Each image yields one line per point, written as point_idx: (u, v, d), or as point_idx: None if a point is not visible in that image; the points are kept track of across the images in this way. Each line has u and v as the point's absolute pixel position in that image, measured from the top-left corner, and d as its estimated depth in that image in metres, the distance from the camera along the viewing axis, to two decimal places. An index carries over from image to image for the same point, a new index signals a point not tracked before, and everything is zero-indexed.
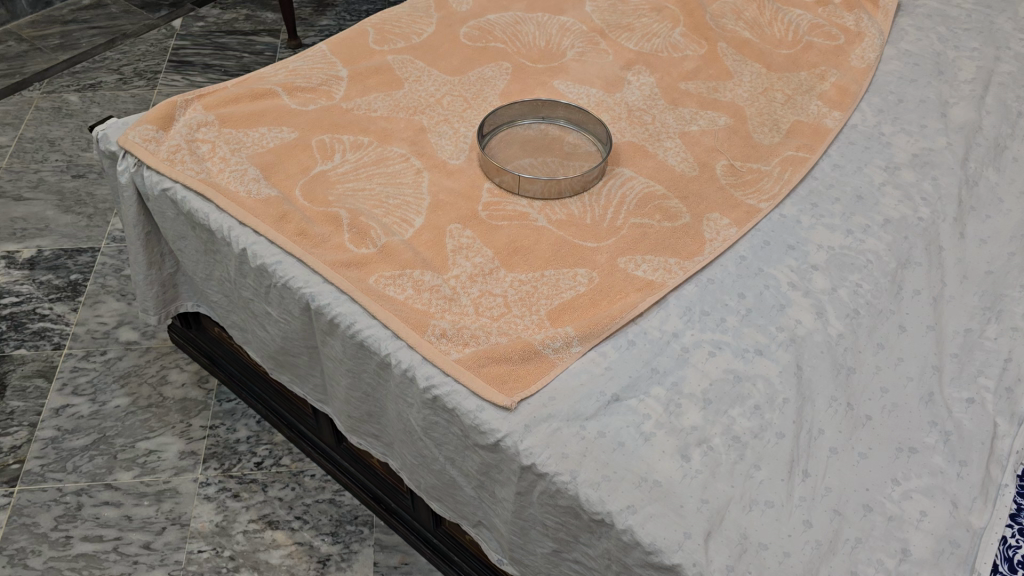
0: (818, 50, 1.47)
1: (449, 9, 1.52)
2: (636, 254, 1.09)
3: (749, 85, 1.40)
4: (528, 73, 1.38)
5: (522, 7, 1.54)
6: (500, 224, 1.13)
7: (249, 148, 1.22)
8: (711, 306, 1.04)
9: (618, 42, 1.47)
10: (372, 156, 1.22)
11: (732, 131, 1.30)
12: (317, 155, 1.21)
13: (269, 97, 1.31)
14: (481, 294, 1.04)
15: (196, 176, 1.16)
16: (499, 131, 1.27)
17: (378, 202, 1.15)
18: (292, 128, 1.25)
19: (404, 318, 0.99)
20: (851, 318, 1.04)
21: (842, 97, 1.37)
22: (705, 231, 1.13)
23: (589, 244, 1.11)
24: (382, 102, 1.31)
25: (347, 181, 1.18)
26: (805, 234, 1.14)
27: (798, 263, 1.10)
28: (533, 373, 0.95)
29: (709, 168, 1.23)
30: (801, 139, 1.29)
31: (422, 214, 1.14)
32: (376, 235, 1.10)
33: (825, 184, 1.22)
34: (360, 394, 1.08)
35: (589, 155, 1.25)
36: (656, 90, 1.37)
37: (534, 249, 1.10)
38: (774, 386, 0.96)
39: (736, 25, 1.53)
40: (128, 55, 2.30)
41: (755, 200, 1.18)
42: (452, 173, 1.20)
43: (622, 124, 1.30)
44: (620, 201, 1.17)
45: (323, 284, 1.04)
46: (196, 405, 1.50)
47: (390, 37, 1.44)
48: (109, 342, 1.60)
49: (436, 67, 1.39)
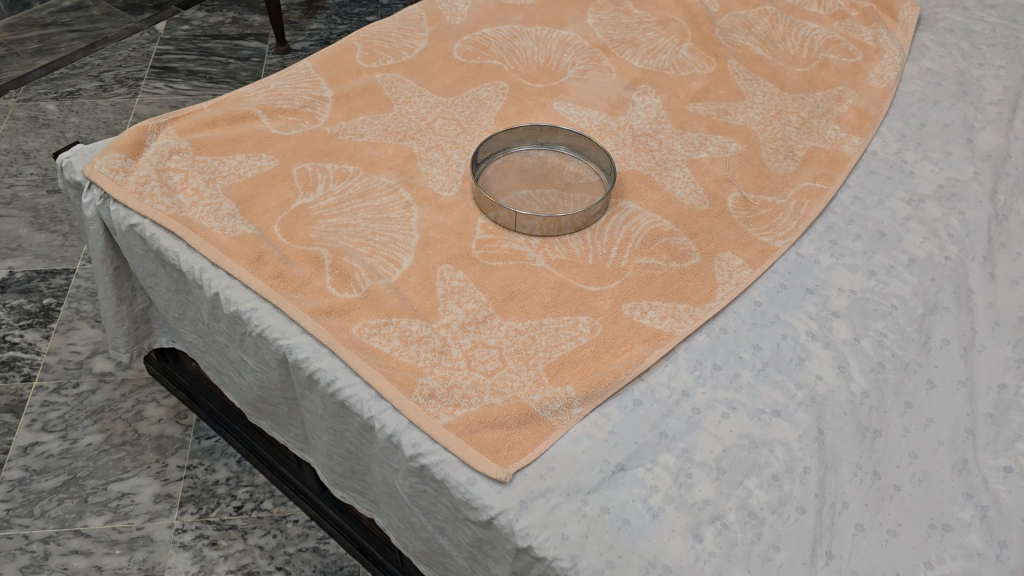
0: (834, 68, 1.38)
1: (441, 22, 1.43)
2: (642, 299, 1.01)
3: (762, 106, 1.31)
4: (526, 94, 1.30)
5: (520, 20, 1.45)
6: (495, 265, 1.04)
7: (225, 178, 1.13)
8: (724, 360, 0.96)
9: (622, 59, 1.38)
10: (357, 188, 1.13)
11: (743, 159, 1.21)
12: (298, 186, 1.12)
13: (248, 119, 1.22)
14: (474, 345, 0.95)
15: (166, 211, 1.07)
16: (495, 159, 1.19)
17: (363, 239, 1.06)
18: (272, 156, 1.17)
19: (389, 375, 0.91)
20: (875, 373, 0.95)
21: (861, 120, 1.28)
22: (717, 273, 1.04)
23: (591, 287, 1.02)
24: (369, 125, 1.22)
25: (329, 215, 1.09)
26: (824, 276, 1.06)
27: (817, 309, 1.02)
28: (530, 440, 0.86)
29: (720, 201, 1.14)
30: (818, 169, 1.20)
31: (410, 254, 1.05)
32: (360, 278, 1.01)
33: (844, 219, 1.13)
34: (343, 450, 1.00)
35: (590, 184, 1.16)
36: (662, 112, 1.28)
37: (532, 293, 1.01)
38: (794, 453, 0.88)
39: (746, 40, 1.44)
40: (109, 60, 2.21)
41: (771, 237, 1.09)
42: (444, 207, 1.11)
43: (626, 150, 1.21)
44: (625, 238, 1.08)
45: (302, 335, 0.96)
46: (173, 443, 1.42)
47: (378, 54, 1.35)
48: (82, 373, 1.51)
49: (427, 87, 1.30)
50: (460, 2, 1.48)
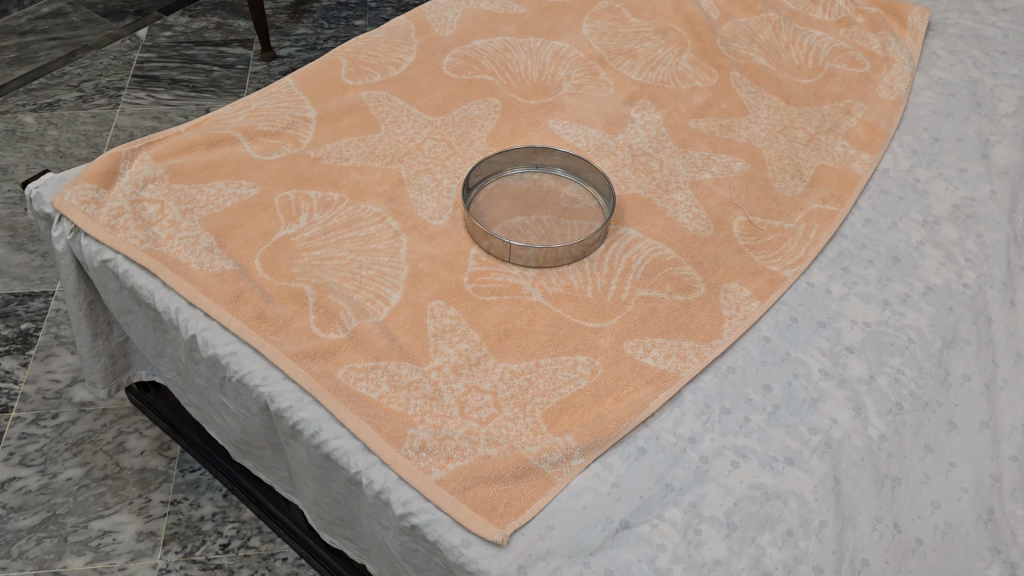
0: (841, 79, 1.33)
1: (430, 34, 1.37)
2: (645, 336, 0.95)
3: (767, 122, 1.25)
4: (520, 111, 1.24)
5: (512, 31, 1.39)
6: (488, 300, 0.98)
7: (203, 208, 1.07)
8: (733, 402, 0.90)
9: (619, 71, 1.32)
10: (342, 217, 1.07)
11: (749, 179, 1.15)
12: (279, 216, 1.06)
13: (227, 143, 1.16)
14: (467, 390, 0.89)
15: (140, 246, 1.01)
16: (488, 182, 1.13)
17: (349, 273, 1.00)
18: (253, 183, 1.11)
19: (377, 426, 0.85)
20: (893, 415, 0.90)
21: (871, 136, 1.23)
22: (723, 306, 0.99)
23: (591, 323, 0.96)
24: (355, 148, 1.16)
25: (314, 247, 1.03)
26: (836, 308, 1.00)
27: (830, 344, 0.96)
28: (528, 495, 0.81)
29: (725, 226, 1.09)
30: (827, 189, 1.14)
31: (399, 288, 0.99)
32: (346, 317, 0.95)
33: (856, 243, 1.08)
34: (330, 500, 0.94)
35: (588, 209, 1.10)
36: (663, 130, 1.22)
37: (528, 330, 0.95)
38: (809, 505, 0.82)
39: (749, 49, 1.38)
40: (89, 70, 2.14)
41: (779, 266, 1.04)
42: (435, 237, 1.05)
43: (625, 171, 1.15)
44: (625, 269, 1.03)
45: (284, 381, 0.90)
46: (156, 477, 1.36)
47: (364, 70, 1.29)
48: (61, 403, 1.45)
49: (416, 105, 1.24)
50: (450, 13, 1.41)
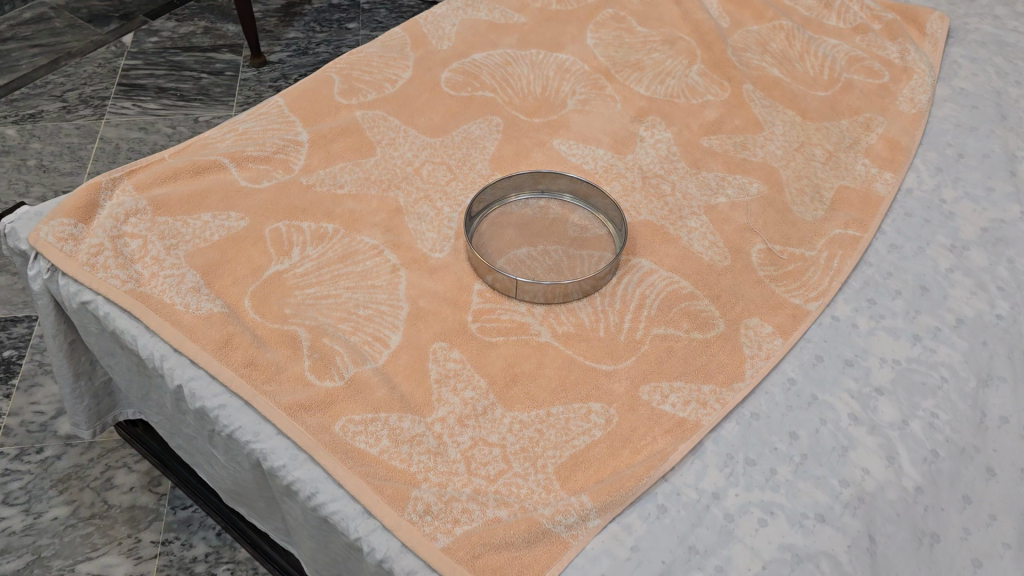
0: (859, 91, 1.26)
1: (426, 46, 1.30)
2: (662, 379, 0.89)
3: (783, 138, 1.19)
4: (523, 130, 1.17)
5: (513, 42, 1.32)
6: (494, 341, 0.92)
7: (189, 243, 1.00)
8: (758, 453, 0.84)
9: (626, 85, 1.26)
10: (337, 251, 1.01)
11: (766, 202, 1.09)
12: (270, 251, 1.00)
13: (213, 169, 1.09)
14: (474, 444, 0.84)
15: (122, 286, 0.94)
16: (491, 211, 1.07)
17: (345, 313, 0.94)
18: (242, 213, 1.04)
19: (378, 487, 0.79)
20: (928, 464, 0.85)
21: (892, 153, 1.17)
22: (744, 344, 0.93)
23: (604, 366, 0.90)
24: (349, 173, 1.10)
25: (308, 285, 0.97)
26: (863, 344, 0.94)
27: (858, 386, 0.90)
28: (542, 563, 0.75)
29: (743, 255, 1.03)
30: (849, 212, 1.08)
31: (399, 329, 0.93)
32: (343, 363, 0.89)
33: (881, 271, 1.02)
34: (328, 558, 0.88)
35: (597, 238, 1.04)
36: (674, 148, 1.16)
37: (537, 375, 0.89)
38: (843, 567, 0.77)
39: (761, 60, 1.31)
40: (73, 78, 2.07)
41: (802, 298, 0.98)
42: (436, 271, 0.99)
43: (636, 196, 1.09)
44: (639, 304, 0.97)
45: (276, 437, 0.84)
46: (147, 515, 1.29)
47: (358, 87, 1.22)
48: (46, 436, 1.38)
49: (414, 125, 1.17)
50: (447, 24, 1.35)
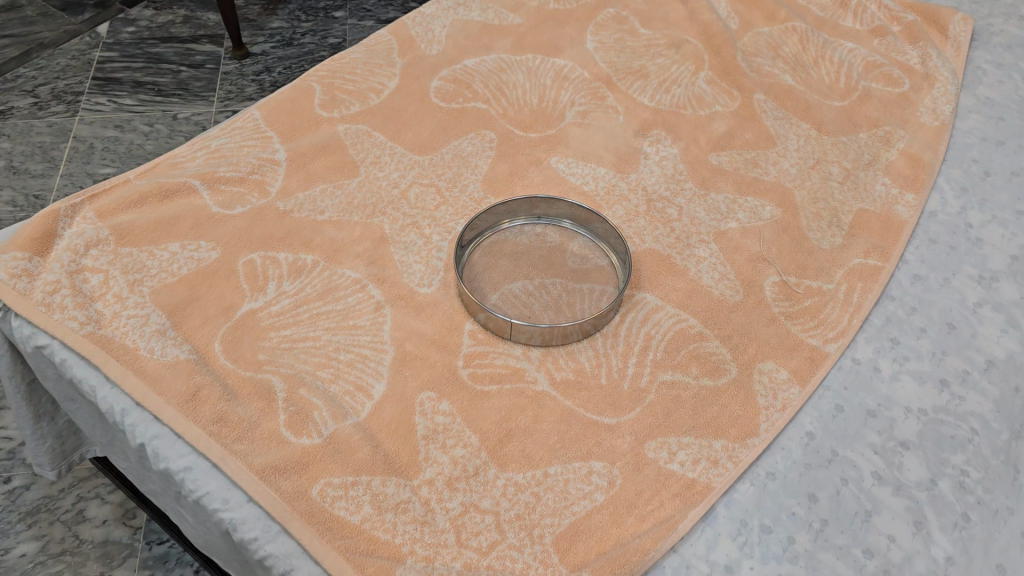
0: (878, 101, 1.18)
1: (414, 51, 1.21)
2: (669, 434, 0.82)
3: (797, 155, 1.10)
4: (518, 147, 1.09)
5: (508, 46, 1.23)
6: (487, 391, 0.85)
7: (154, 277, 0.92)
8: (774, 518, 0.77)
9: (629, 95, 1.17)
10: (316, 286, 0.93)
11: (780, 227, 1.01)
12: (243, 286, 0.92)
13: (183, 192, 1.01)
14: (465, 510, 0.76)
15: (81, 329, 0.86)
16: (484, 239, 0.99)
17: (324, 359, 0.86)
18: (212, 243, 0.96)
19: (359, 565, 0.72)
20: (959, 531, 0.78)
21: (914, 170, 1.09)
22: (758, 393, 0.85)
23: (606, 419, 0.83)
24: (330, 197, 1.01)
25: (283, 326, 0.89)
26: (886, 392, 0.87)
27: (882, 440, 0.83)
28: None
29: (756, 288, 0.95)
30: (869, 238, 1.01)
31: (383, 377, 0.86)
32: (321, 419, 0.82)
33: (905, 307, 0.95)
34: None
35: (598, 269, 0.96)
36: (680, 166, 1.08)
37: (534, 430, 0.82)
38: None
39: (773, 65, 1.23)
40: (45, 71, 1.97)
41: (820, 338, 0.90)
42: (424, 309, 0.91)
43: (640, 222, 1.01)
44: (644, 346, 0.89)
45: (247, 504, 0.76)
46: (120, 550, 1.22)
47: (340, 97, 1.13)
48: (14, 465, 1.30)
49: (400, 140, 1.09)
50: (436, 26, 1.25)
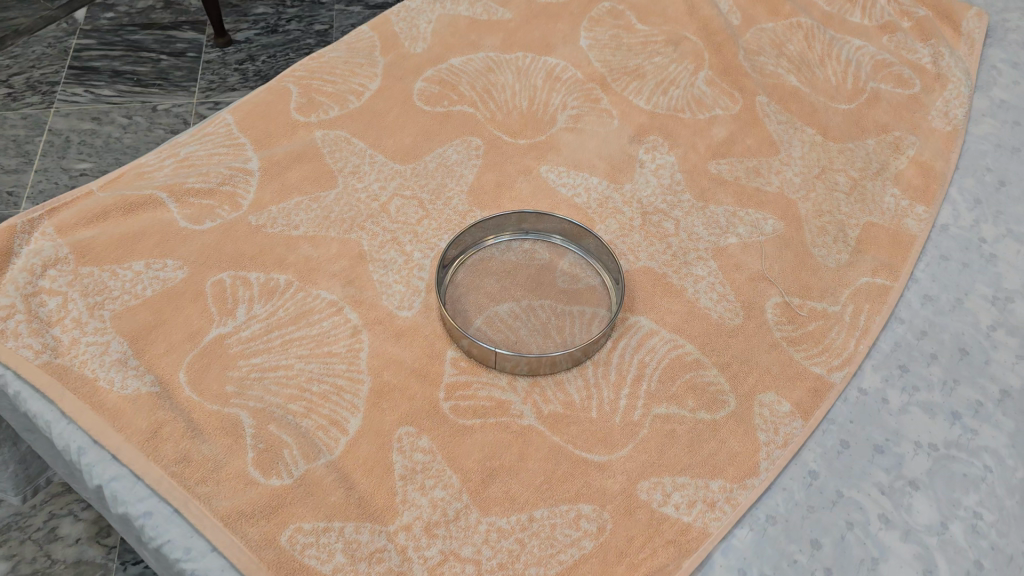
0: (887, 103, 1.12)
1: (398, 49, 1.14)
2: (663, 474, 0.77)
3: (801, 163, 1.04)
4: (506, 154, 1.03)
5: (497, 43, 1.17)
6: (469, 425, 0.80)
7: (117, 300, 0.87)
8: (775, 566, 0.72)
9: (624, 97, 1.11)
10: (289, 309, 0.87)
11: (782, 243, 0.96)
12: (211, 310, 0.86)
13: (149, 206, 0.95)
14: (444, 559, 0.71)
15: (36, 358, 0.81)
16: (468, 257, 0.93)
17: (296, 391, 0.81)
18: (179, 261, 0.90)
19: None
20: None
21: (925, 180, 1.03)
22: (758, 428, 0.80)
23: (596, 457, 0.78)
24: (305, 211, 0.95)
25: (253, 354, 0.83)
26: (894, 425, 0.82)
27: (889, 479, 0.78)
28: None
29: (757, 311, 0.89)
30: (877, 255, 0.95)
31: (359, 411, 0.80)
32: (292, 458, 0.77)
33: (914, 330, 0.89)
34: None
35: (590, 289, 0.91)
36: (677, 176, 1.02)
37: (518, 470, 0.77)
38: None
39: (777, 65, 1.16)
40: (20, 60, 1.89)
41: (825, 366, 0.85)
42: (403, 335, 0.86)
43: (634, 237, 0.95)
44: (637, 375, 0.84)
45: (211, 554, 0.71)
46: (94, 571, 1.17)
47: (318, 100, 1.07)
48: None
49: (381, 147, 1.02)
50: (422, 21, 1.19)
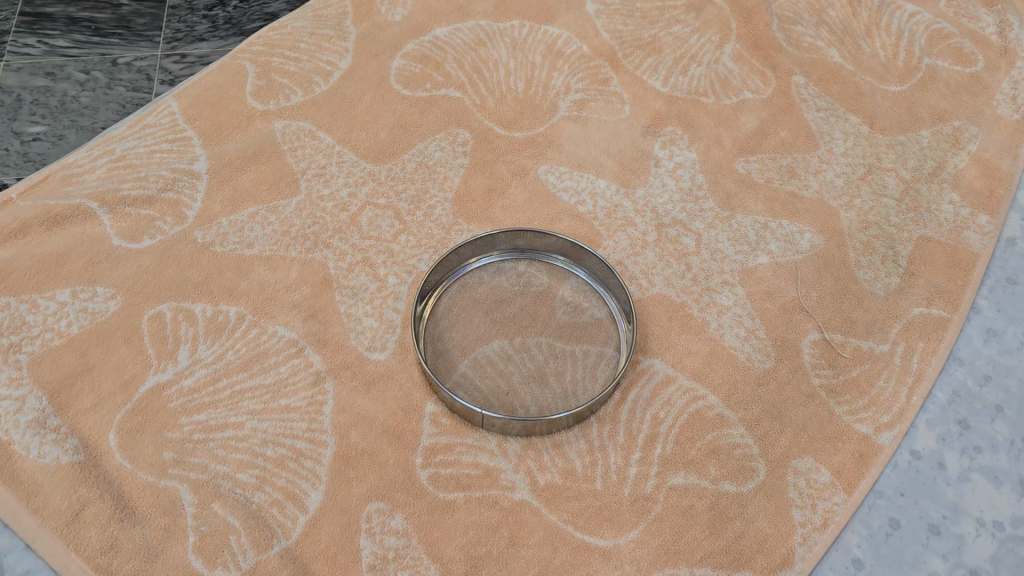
0: (944, 85, 0.96)
1: (373, 17, 0.98)
2: (681, 564, 0.65)
3: (845, 160, 0.89)
4: (499, 151, 0.88)
5: (490, 9, 1.00)
6: (451, 501, 0.67)
7: (36, 340, 0.73)
8: None
9: (637, 77, 0.95)
10: (241, 351, 0.74)
11: (822, 264, 0.81)
12: (148, 352, 0.73)
13: (78, 218, 0.81)
14: None
15: None
16: (452, 283, 0.79)
17: (247, 457, 0.68)
18: (112, 289, 0.77)
19: None
20: None
21: (989, 183, 0.88)
22: (793, 504, 0.68)
23: (601, 541, 0.66)
24: (261, 225, 0.81)
25: (197, 410, 0.70)
26: (954, 499, 0.69)
27: (948, 568, 0.66)
28: None
29: (792, 351, 0.76)
30: (932, 279, 0.81)
31: (320, 483, 0.68)
32: (240, 545, 0.64)
33: (976, 376, 0.76)
34: None
35: (595, 324, 0.77)
36: (698, 177, 0.87)
37: (509, 558, 0.65)
38: None
39: (816, 35, 1.00)
40: None
41: (872, 424, 0.72)
42: (375, 384, 0.73)
43: (649, 257, 0.81)
44: (651, 436, 0.71)
45: None
46: None
47: (277, 82, 0.92)
48: None
49: (352, 143, 0.87)
50: None
